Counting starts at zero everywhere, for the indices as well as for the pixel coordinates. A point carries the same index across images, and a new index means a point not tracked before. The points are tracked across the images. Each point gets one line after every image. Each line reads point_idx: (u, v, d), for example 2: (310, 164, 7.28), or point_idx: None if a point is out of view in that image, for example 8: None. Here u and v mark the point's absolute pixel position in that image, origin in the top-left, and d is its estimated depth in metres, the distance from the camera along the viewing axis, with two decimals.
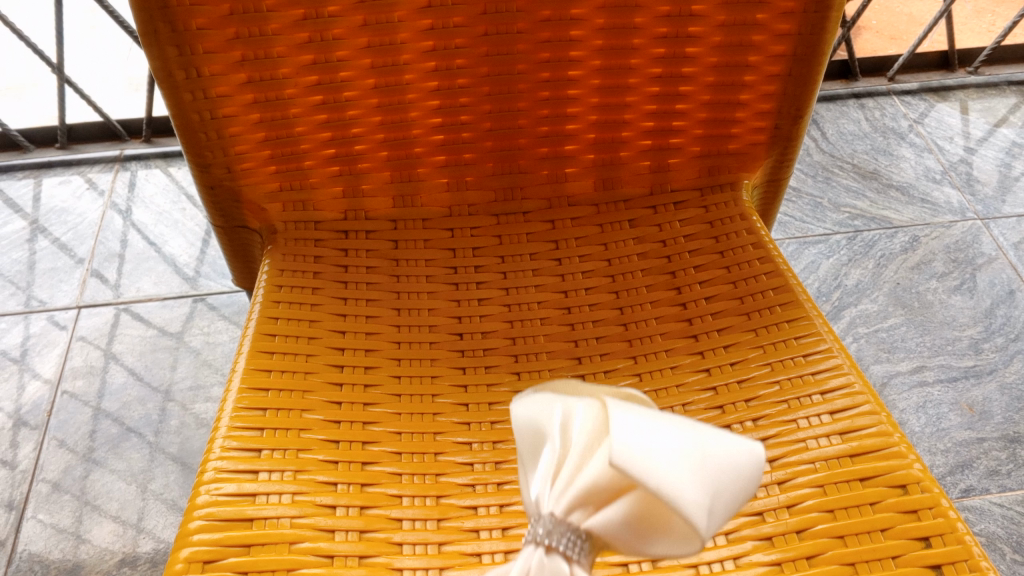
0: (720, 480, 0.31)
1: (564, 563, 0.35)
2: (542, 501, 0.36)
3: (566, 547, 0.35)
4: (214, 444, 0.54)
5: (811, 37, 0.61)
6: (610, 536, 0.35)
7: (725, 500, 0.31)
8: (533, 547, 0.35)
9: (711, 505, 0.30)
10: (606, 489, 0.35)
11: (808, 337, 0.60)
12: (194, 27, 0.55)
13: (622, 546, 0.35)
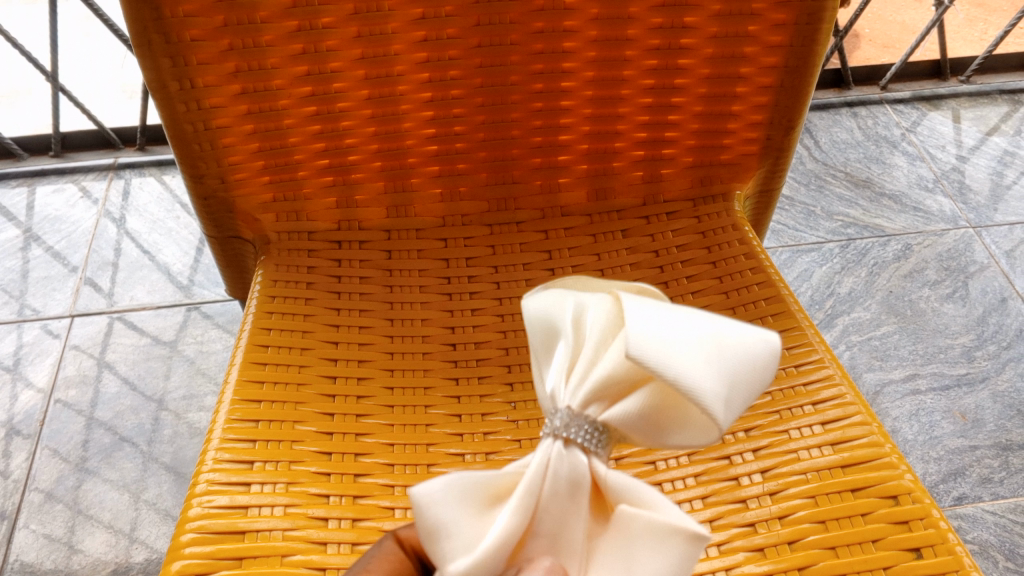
0: (732, 372, 0.35)
1: (582, 453, 0.37)
2: (558, 394, 0.39)
3: (584, 438, 0.37)
4: (208, 455, 0.54)
5: (803, 48, 0.61)
6: (626, 425, 0.37)
7: (735, 391, 0.35)
8: (550, 439, 0.37)
9: (727, 395, 0.34)
10: (622, 383, 0.38)
11: (801, 348, 0.60)
12: (188, 38, 0.55)
13: (636, 435, 0.38)
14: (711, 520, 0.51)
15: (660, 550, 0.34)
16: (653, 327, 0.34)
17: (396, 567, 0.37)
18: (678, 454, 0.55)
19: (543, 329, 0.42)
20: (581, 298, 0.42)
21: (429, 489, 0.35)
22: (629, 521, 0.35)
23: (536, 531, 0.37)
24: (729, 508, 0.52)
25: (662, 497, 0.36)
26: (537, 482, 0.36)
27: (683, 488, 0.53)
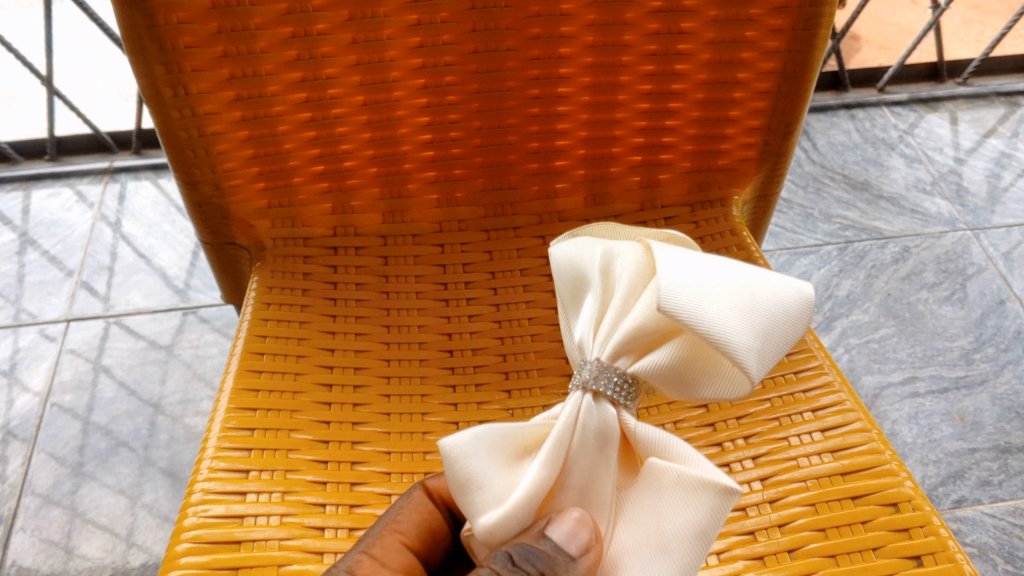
0: (764, 325, 0.43)
1: (610, 405, 0.45)
2: (587, 344, 0.47)
3: (612, 391, 0.46)
4: (202, 464, 0.54)
5: (800, 54, 0.61)
6: (654, 376, 0.45)
7: (769, 341, 0.43)
8: (580, 391, 0.46)
9: (759, 346, 0.42)
10: (652, 335, 0.46)
11: (800, 354, 0.59)
12: (182, 46, 0.55)
13: (665, 385, 0.45)
14: None
15: (690, 501, 0.42)
16: (692, 286, 0.42)
17: (426, 517, 0.46)
18: None
19: (575, 281, 0.50)
20: (612, 245, 0.50)
21: (460, 442, 0.43)
22: (659, 473, 0.43)
23: (566, 484, 0.44)
24: (729, 515, 0.51)
25: (687, 453, 0.44)
26: (567, 434, 0.44)
27: None
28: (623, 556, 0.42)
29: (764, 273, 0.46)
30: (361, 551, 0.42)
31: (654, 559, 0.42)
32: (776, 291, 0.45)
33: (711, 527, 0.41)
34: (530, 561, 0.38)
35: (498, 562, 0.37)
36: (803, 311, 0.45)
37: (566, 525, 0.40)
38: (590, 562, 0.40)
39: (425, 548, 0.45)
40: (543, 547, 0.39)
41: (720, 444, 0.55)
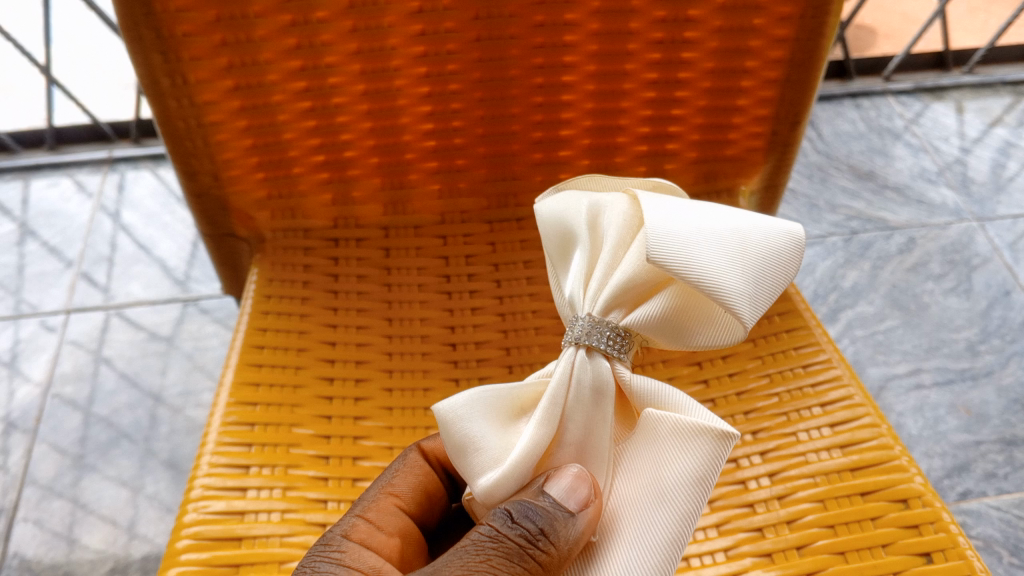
0: (755, 270, 0.43)
1: (604, 360, 0.44)
2: (577, 300, 0.46)
3: (605, 345, 0.44)
4: (202, 459, 0.53)
5: (809, 42, 0.60)
6: (647, 328, 0.45)
7: (761, 286, 0.43)
8: (573, 348, 0.44)
9: (751, 291, 0.42)
10: (643, 287, 0.45)
11: (808, 348, 0.58)
12: (180, 34, 0.54)
13: (659, 337, 0.45)
14: (718, 525, 0.50)
15: (687, 448, 0.41)
16: (680, 237, 0.43)
17: (421, 479, 0.47)
18: None
19: (562, 237, 0.49)
20: (595, 198, 0.49)
21: (454, 406, 0.43)
22: (655, 422, 0.43)
23: (564, 440, 0.43)
24: (737, 512, 0.51)
25: (685, 401, 0.43)
26: (563, 389, 0.43)
27: None
28: (624, 508, 0.42)
29: (752, 218, 0.46)
30: (356, 516, 0.44)
31: (653, 508, 0.41)
32: (764, 236, 0.45)
33: (710, 473, 0.40)
34: (529, 518, 0.39)
35: (497, 519, 0.39)
36: (796, 253, 0.45)
37: (565, 481, 0.40)
38: (590, 517, 0.40)
39: (421, 509, 0.46)
40: (543, 504, 0.39)
41: None
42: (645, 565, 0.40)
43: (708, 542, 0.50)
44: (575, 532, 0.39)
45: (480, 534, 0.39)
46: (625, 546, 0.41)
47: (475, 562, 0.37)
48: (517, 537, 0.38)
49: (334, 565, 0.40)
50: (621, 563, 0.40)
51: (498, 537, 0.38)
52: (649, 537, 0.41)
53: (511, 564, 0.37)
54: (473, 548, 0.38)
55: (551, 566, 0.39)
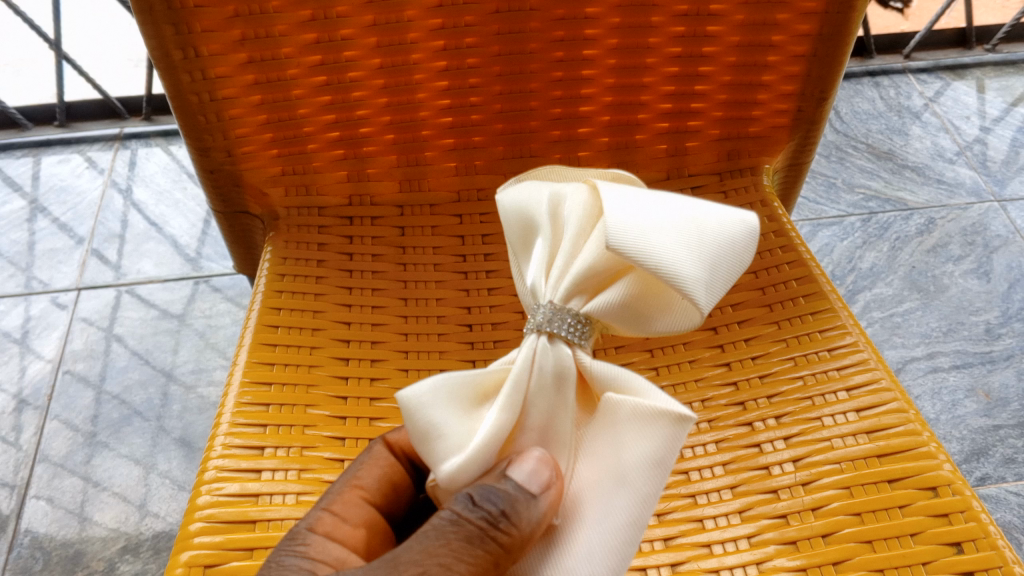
0: (711, 257, 0.42)
1: (565, 347, 0.43)
2: (539, 287, 0.44)
3: (567, 331, 0.43)
4: (216, 440, 0.52)
5: (838, 16, 0.58)
6: (608, 315, 0.43)
7: (717, 272, 0.42)
8: (535, 334, 0.43)
9: (707, 277, 0.41)
10: (603, 274, 0.44)
11: (833, 330, 0.57)
12: (192, 5, 0.52)
13: (620, 323, 0.44)
14: (740, 511, 0.50)
15: (646, 431, 0.40)
16: (638, 220, 0.41)
17: (387, 471, 0.46)
18: (705, 443, 0.53)
19: (524, 226, 0.47)
20: (557, 188, 0.47)
21: (417, 393, 0.41)
22: (615, 407, 0.41)
23: (526, 425, 0.42)
24: (760, 498, 0.50)
25: (644, 384, 0.42)
26: (525, 374, 0.42)
27: (712, 478, 0.51)
28: (585, 492, 0.41)
29: (707, 207, 0.45)
30: (321, 509, 0.43)
31: (613, 492, 0.40)
32: (720, 225, 0.44)
33: (669, 456, 0.40)
34: (490, 501, 0.37)
35: (458, 503, 0.37)
36: (748, 243, 0.45)
37: (528, 464, 0.39)
38: (552, 500, 0.39)
39: (386, 502, 0.45)
40: (505, 487, 0.38)
41: (750, 424, 0.53)
42: (608, 548, 0.39)
43: (730, 529, 0.49)
44: (539, 514, 0.38)
45: (441, 519, 0.37)
46: (587, 529, 0.40)
47: (435, 548, 0.35)
48: (478, 520, 0.36)
49: (300, 558, 0.39)
50: (582, 547, 0.40)
51: (459, 521, 0.36)
52: (610, 521, 0.40)
53: (472, 550, 0.36)
54: (434, 533, 0.36)
55: (513, 548, 0.37)
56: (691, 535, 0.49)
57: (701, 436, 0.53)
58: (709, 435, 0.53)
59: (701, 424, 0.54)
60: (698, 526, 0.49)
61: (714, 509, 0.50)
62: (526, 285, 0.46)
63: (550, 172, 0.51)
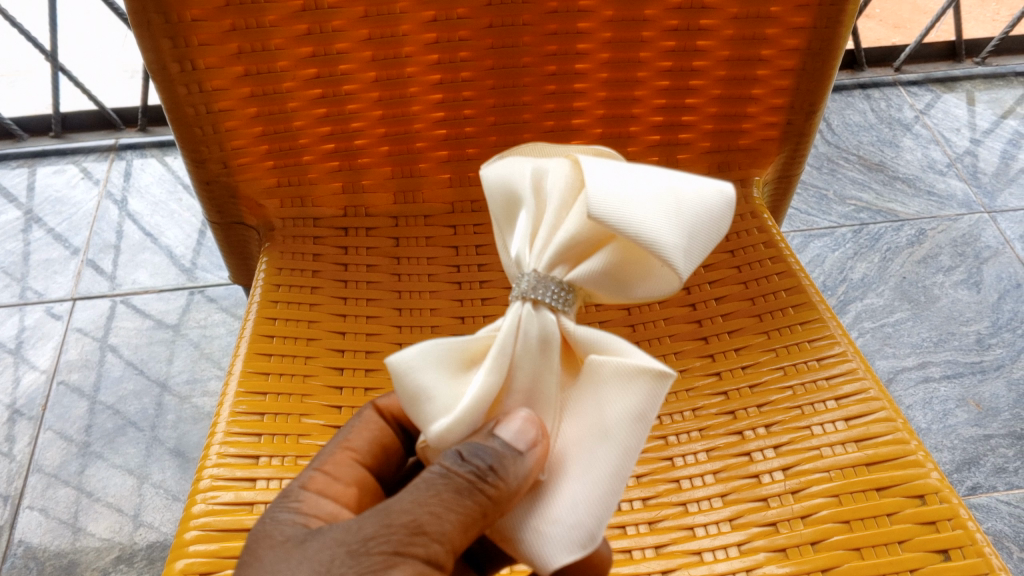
0: (689, 224, 0.41)
1: (550, 313, 0.42)
2: (523, 259, 0.43)
3: (551, 298, 0.42)
4: (211, 449, 0.53)
5: (826, 30, 0.59)
6: (590, 284, 0.43)
7: (695, 240, 0.41)
8: (520, 301, 0.42)
9: (685, 244, 0.41)
10: (585, 244, 0.43)
11: (822, 340, 0.57)
12: (189, 18, 0.53)
13: (601, 291, 0.43)
14: (731, 519, 0.50)
15: (629, 386, 0.39)
16: (614, 188, 0.40)
17: (377, 434, 0.47)
18: (696, 451, 0.53)
19: (506, 202, 0.46)
20: (540, 164, 0.47)
21: (405, 357, 0.40)
22: (597, 368, 0.41)
23: (512, 388, 0.42)
24: (750, 506, 0.50)
25: (626, 346, 0.42)
26: (511, 338, 0.41)
27: (702, 486, 0.52)
28: (569, 448, 0.41)
29: (681, 177, 0.44)
30: (315, 469, 0.43)
31: (596, 447, 0.40)
32: (698, 193, 0.43)
33: (651, 410, 0.39)
34: (478, 456, 0.37)
35: (447, 458, 0.37)
36: (726, 213, 0.43)
37: (515, 424, 0.39)
38: (539, 456, 0.39)
39: (377, 463, 0.46)
40: (493, 445, 0.38)
41: (741, 433, 0.54)
42: (591, 499, 0.39)
43: (721, 537, 0.49)
44: (524, 470, 0.38)
45: (430, 472, 0.37)
46: (571, 483, 0.40)
47: (425, 498, 0.36)
48: (467, 474, 0.37)
49: (293, 513, 0.39)
50: (566, 498, 0.39)
51: (448, 474, 0.37)
52: (592, 473, 0.39)
53: (461, 501, 0.36)
54: (423, 485, 0.37)
55: (500, 500, 0.37)
56: (682, 543, 0.49)
57: (692, 444, 0.54)
58: (700, 444, 0.54)
59: (692, 433, 0.54)
60: (689, 534, 0.50)
61: (704, 517, 0.50)
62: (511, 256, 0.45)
63: (530, 149, 0.49)
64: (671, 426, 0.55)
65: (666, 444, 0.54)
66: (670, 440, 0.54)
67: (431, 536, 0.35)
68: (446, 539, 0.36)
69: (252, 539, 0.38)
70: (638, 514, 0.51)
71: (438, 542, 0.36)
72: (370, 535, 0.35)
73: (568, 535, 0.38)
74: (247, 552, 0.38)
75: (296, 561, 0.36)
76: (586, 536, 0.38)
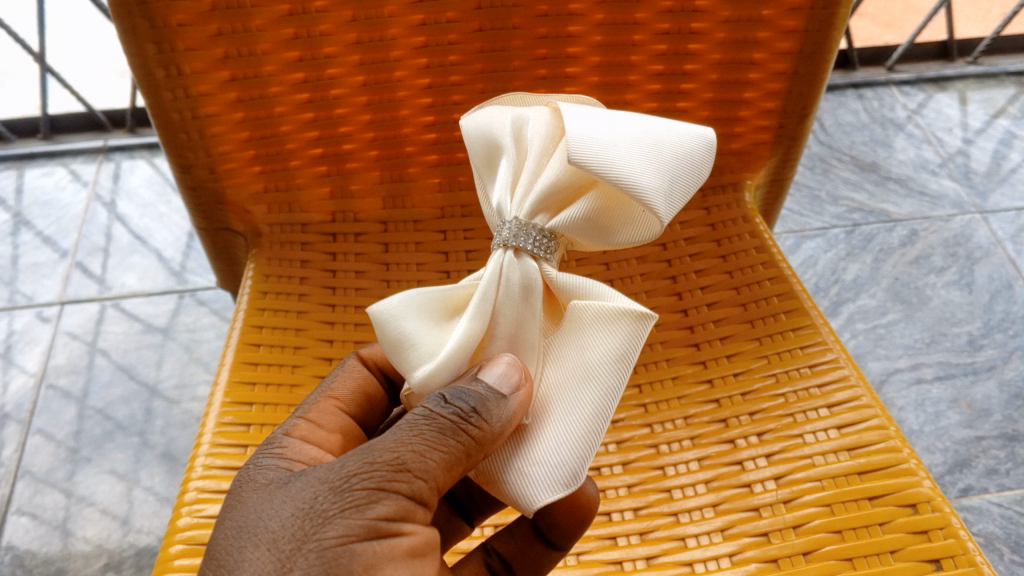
0: (670, 169, 0.42)
1: (532, 260, 0.43)
2: (504, 207, 0.43)
3: (533, 245, 0.43)
4: (197, 461, 0.52)
5: (818, 34, 0.58)
6: (572, 230, 0.43)
7: (675, 184, 0.42)
8: (501, 250, 0.43)
9: (667, 188, 0.41)
10: (566, 190, 0.43)
11: (814, 347, 0.57)
12: (174, 23, 0.52)
13: (583, 237, 0.43)
14: (722, 530, 0.50)
15: (609, 330, 0.41)
16: (594, 132, 0.41)
17: (361, 382, 0.47)
18: (687, 460, 0.53)
19: (487, 149, 0.46)
20: (519, 113, 0.46)
21: (388, 306, 0.41)
22: (579, 313, 0.42)
23: (495, 333, 0.42)
24: (741, 516, 0.50)
25: (607, 290, 0.42)
26: (492, 287, 0.42)
27: (694, 495, 0.51)
28: (552, 391, 0.41)
29: (660, 124, 0.45)
30: (297, 416, 0.43)
31: (579, 388, 0.41)
32: (675, 138, 0.44)
33: (632, 351, 0.40)
34: (462, 399, 0.38)
35: (431, 401, 0.38)
36: (705, 157, 0.45)
37: (499, 368, 0.40)
38: (522, 400, 0.39)
39: (363, 412, 0.46)
40: (477, 388, 0.38)
41: (732, 441, 0.53)
42: (574, 438, 0.39)
43: (712, 547, 0.49)
44: (508, 413, 0.39)
45: (414, 415, 0.38)
46: (555, 424, 0.40)
47: (408, 437, 0.37)
48: (450, 415, 0.38)
49: (277, 459, 0.40)
50: (549, 439, 0.40)
51: (431, 416, 0.38)
52: (574, 415, 0.40)
53: (445, 440, 0.37)
54: (406, 425, 0.37)
55: (484, 441, 0.38)
56: (673, 554, 0.49)
57: (684, 453, 0.53)
58: (692, 452, 0.53)
59: (684, 441, 0.54)
60: (680, 544, 0.49)
61: (696, 527, 0.50)
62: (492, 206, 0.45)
63: (510, 99, 0.49)
64: (663, 434, 0.54)
65: (657, 453, 0.53)
66: (661, 449, 0.54)
67: (414, 473, 0.36)
68: (430, 476, 0.37)
69: (236, 484, 0.39)
70: (629, 525, 0.50)
71: (422, 478, 0.36)
72: (353, 472, 0.36)
73: (552, 474, 0.39)
74: (231, 496, 0.39)
75: (280, 501, 0.36)
76: (569, 475, 0.39)
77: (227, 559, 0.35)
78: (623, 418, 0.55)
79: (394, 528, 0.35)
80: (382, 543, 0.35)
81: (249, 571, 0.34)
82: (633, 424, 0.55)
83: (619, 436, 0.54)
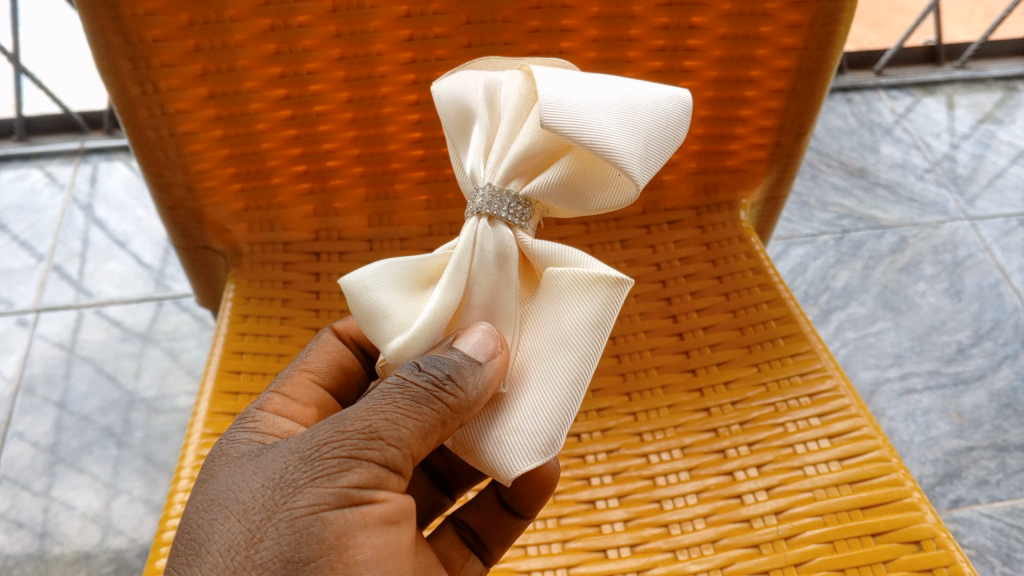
0: (645, 131, 0.40)
1: (506, 228, 0.41)
2: (478, 173, 0.42)
3: (507, 213, 0.41)
4: (175, 497, 0.50)
5: (817, 51, 0.57)
6: (547, 196, 0.41)
7: (651, 147, 0.40)
8: (475, 218, 0.41)
9: (642, 151, 0.39)
10: (540, 156, 0.42)
11: (814, 374, 0.56)
12: (150, 38, 0.50)
13: (559, 204, 0.42)
14: (722, 568, 0.48)
15: (584, 296, 0.39)
16: (567, 95, 0.39)
17: (336, 356, 0.45)
18: (685, 494, 0.51)
19: (460, 116, 0.44)
20: (491, 76, 0.44)
21: (361, 277, 0.39)
22: (555, 280, 0.40)
23: (470, 303, 0.41)
24: (742, 553, 0.48)
25: (584, 257, 0.41)
26: (466, 256, 0.40)
27: (692, 531, 0.50)
28: (528, 358, 0.40)
29: (638, 85, 0.43)
30: (271, 390, 0.42)
31: (555, 355, 0.39)
32: (653, 99, 0.42)
33: (608, 318, 0.39)
34: (436, 366, 0.36)
35: (404, 368, 0.37)
36: (682, 118, 0.43)
37: (475, 337, 0.38)
38: (499, 367, 0.38)
39: (338, 385, 0.45)
40: (451, 356, 0.37)
41: (731, 474, 0.52)
42: (552, 407, 0.38)
43: None
44: (483, 380, 0.37)
45: (387, 383, 0.37)
46: (532, 392, 0.39)
47: (381, 405, 0.36)
48: (423, 383, 0.36)
49: (250, 433, 0.39)
50: (526, 407, 0.39)
51: (404, 384, 0.36)
52: (550, 382, 0.39)
53: (418, 409, 0.36)
54: (378, 395, 0.36)
55: (460, 409, 0.36)
56: None
57: (681, 486, 0.51)
58: (690, 485, 0.51)
59: (681, 474, 0.52)
60: None
61: (697, 566, 0.48)
62: (465, 172, 0.43)
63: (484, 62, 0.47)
64: (659, 466, 0.53)
65: (653, 485, 0.52)
66: (658, 482, 0.52)
67: (387, 441, 0.35)
68: (404, 444, 0.35)
69: (210, 458, 0.39)
70: (626, 563, 0.49)
71: (395, 446, 0.35)
72: (323, 441, 0.35)
73: (529, 442, 0.38)
74: (205, 470, 0.38)
75: (251, 472, 0.36)
76: (547, 443, 0.37)
77: (200, 532, 0.35)
78: (618, 448, 0.54)
79: (367, 496, 0.34)
80: (355, 511, 0.34)
81: (221, 541, 0.34)
82: (628, 454, 0.53)
83: (614, 466, 0.53)
